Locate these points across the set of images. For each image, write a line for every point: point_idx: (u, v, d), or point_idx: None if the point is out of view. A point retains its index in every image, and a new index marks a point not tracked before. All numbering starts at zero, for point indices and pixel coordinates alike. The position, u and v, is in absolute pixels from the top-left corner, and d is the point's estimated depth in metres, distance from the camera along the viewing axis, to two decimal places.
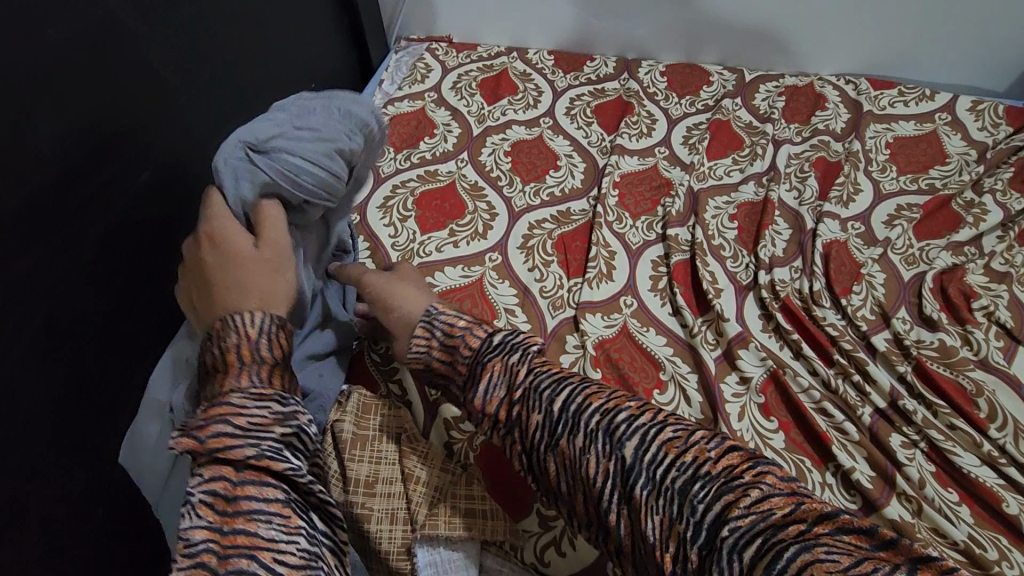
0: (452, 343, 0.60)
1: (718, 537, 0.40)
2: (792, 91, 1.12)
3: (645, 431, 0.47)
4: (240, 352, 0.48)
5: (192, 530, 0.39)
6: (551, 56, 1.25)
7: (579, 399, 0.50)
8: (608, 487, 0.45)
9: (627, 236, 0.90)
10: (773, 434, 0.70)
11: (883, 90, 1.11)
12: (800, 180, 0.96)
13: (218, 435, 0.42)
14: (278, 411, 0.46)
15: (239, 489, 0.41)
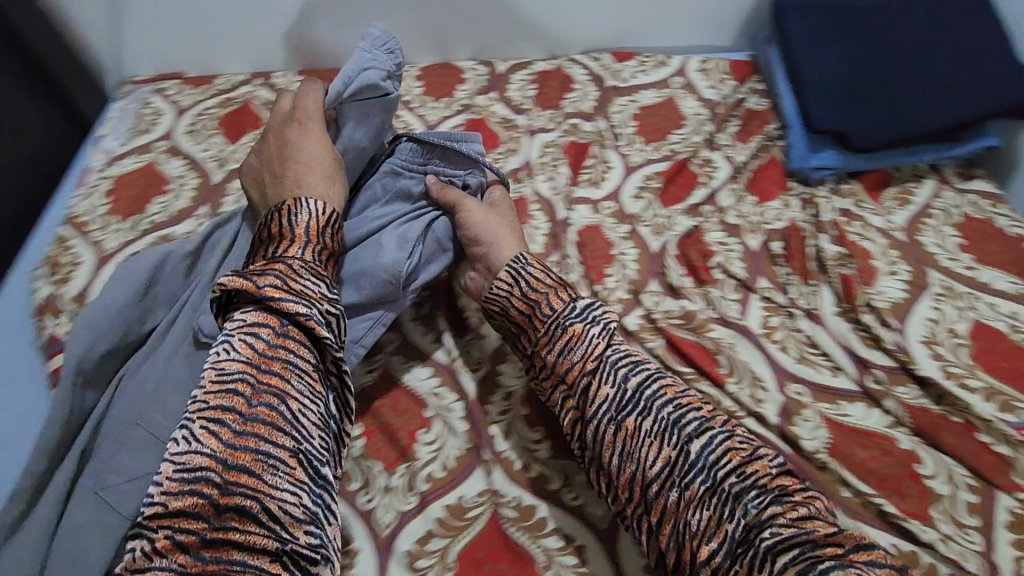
0: (532, 299, 0.68)
1: (760, 531, 0.50)
2: (542, 77, 1.13)
3: (714, 436, 0.56)
4: (308, 227, 0.62)
5: (230, 360, 0.51)
6: (300, 77, 1.16)
7: (660, 395, 0.60)
8: (663, 475, 0.56)
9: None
10: (538, 444, 0.68)
11: (625, 62, 1.14)
12: (553, 169, 0.97)
13: (276, 288, 0.55)
14: (319, 296, 0.57)
15: (277, 344, 0.53)
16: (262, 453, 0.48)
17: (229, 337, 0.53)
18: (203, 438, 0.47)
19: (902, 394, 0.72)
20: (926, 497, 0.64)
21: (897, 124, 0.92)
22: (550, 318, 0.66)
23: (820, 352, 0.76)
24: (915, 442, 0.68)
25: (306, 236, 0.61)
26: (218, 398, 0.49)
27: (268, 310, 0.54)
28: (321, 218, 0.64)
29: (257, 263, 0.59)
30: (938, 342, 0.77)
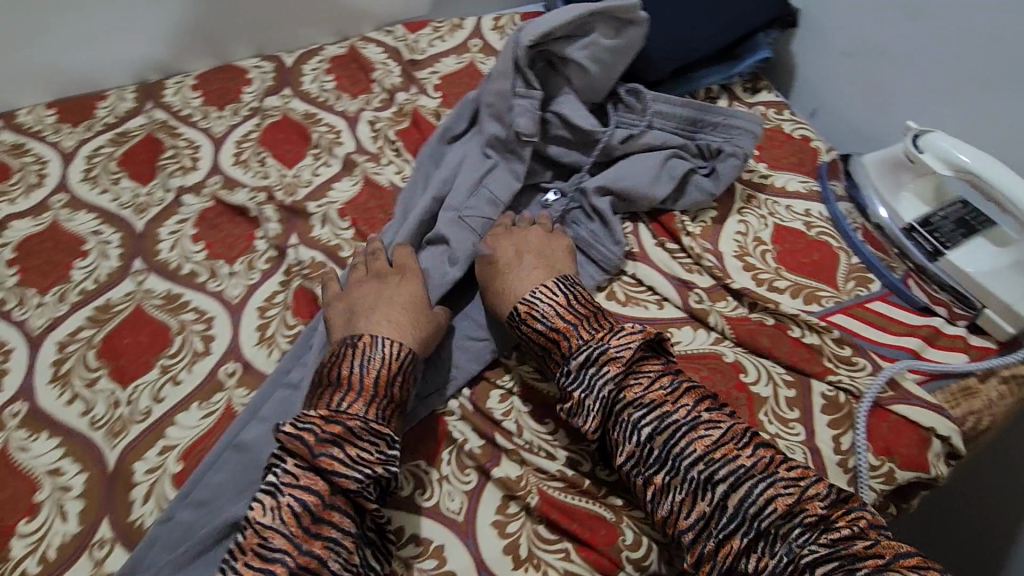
0: (560, 328, 0.64)
1: (800, 557, 0.50)
2: (337, 62, 1.06)
3: (751, 484, 0.54)
4: (354, 376, 0.58)
5: (274, 533, 0.50)
6: (52, 109, 1.00)
7: (688, 451, 0.56)
8: (698, 526, 0.55)
9: (226, 292, 0.78)
10: None
11: (419, 30, 1.10)
12: (395, 153, 0.94)
13: (332, 459, 0.53)
14: (380, 460, 0.55)
15: (323, 516, 0.52)
16: (333, 540, 0.52)
17: (277, 494, 0.52)
18: (286, 546, 0.50)
19: (724, 308, 0.75)
20: (753, 404, 0.68)
21: (683, 52, 0.93)
22: (564, 364, 0.63)
23: (645, 289, 0.78)
24: (738, 353, 0.71)
25: (371, 389, 0.58)
26: (257, 558, 0.50)
27: (317, 474, 0.53)
28: (391, 367, 0.60)
29: (317, 415, 0.56)
30: (748, 254, 0.82)
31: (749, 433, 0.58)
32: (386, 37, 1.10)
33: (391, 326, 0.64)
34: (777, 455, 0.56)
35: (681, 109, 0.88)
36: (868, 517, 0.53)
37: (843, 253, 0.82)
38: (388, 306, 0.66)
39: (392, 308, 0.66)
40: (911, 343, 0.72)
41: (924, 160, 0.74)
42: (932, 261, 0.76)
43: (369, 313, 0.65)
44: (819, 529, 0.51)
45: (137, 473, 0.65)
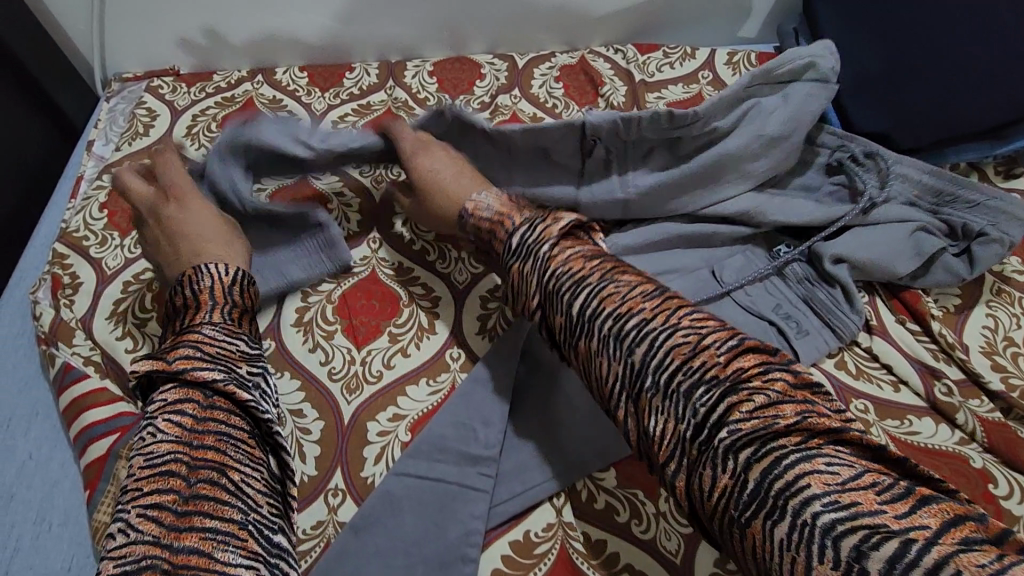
0: (498, 218, 0.69)
1: (710, 421, 0.46)
2: (566, 71, 1.09)
3: (655, 336, 0.51)
4: (210, 294, 0.66)
5: (159, 443, 0.51)
6: (304, 72, 1.08)
7: (599, 310, 0.55)
8: (616, 389, 0.53)
9: (453, 275, 0.80)
10: (603, 474, 0.65)
11: (650, 53, 1.10)
12: None
13: (188, 360, 0.57)
14: (240, 355, 0.62)
15: (204, 417, 0.53)
16: (222, 433, 0.53)
17: (151, 420, 0.53)
18: (159, 483, 0.48)
19: (977, 407, 0.69)
20: (1005, 520, 0.62)
21: (945, 126, 0.88)
22: (507, 242, 0.66)
23: (880, 366, 0.74)
24: (987, 460, 0.66)
25: (213, 300, 0.65)
26: (145, 465, 0.49)
27: (187, 385, 0.55)
28: (221, 280, 0.68)
29: (169, 339, 0.61)
30: (998, 353, 0.75)
31: (659, 291, 0.56)
32: (615, 54, 1.11)
33: (229, 255, 0.72)
34: (683, 309, 0.53)
35: (926, 178, 0.81)
36: (784, 377, 0.47)
37: None
38: (223, 244, 0.72)
39: (226, 247, 0.72)
40: None
41: None
42: None
43: (202, 244, 0.72)
44: (724, 390, 0.47)
45: (369, 434, 0.68)
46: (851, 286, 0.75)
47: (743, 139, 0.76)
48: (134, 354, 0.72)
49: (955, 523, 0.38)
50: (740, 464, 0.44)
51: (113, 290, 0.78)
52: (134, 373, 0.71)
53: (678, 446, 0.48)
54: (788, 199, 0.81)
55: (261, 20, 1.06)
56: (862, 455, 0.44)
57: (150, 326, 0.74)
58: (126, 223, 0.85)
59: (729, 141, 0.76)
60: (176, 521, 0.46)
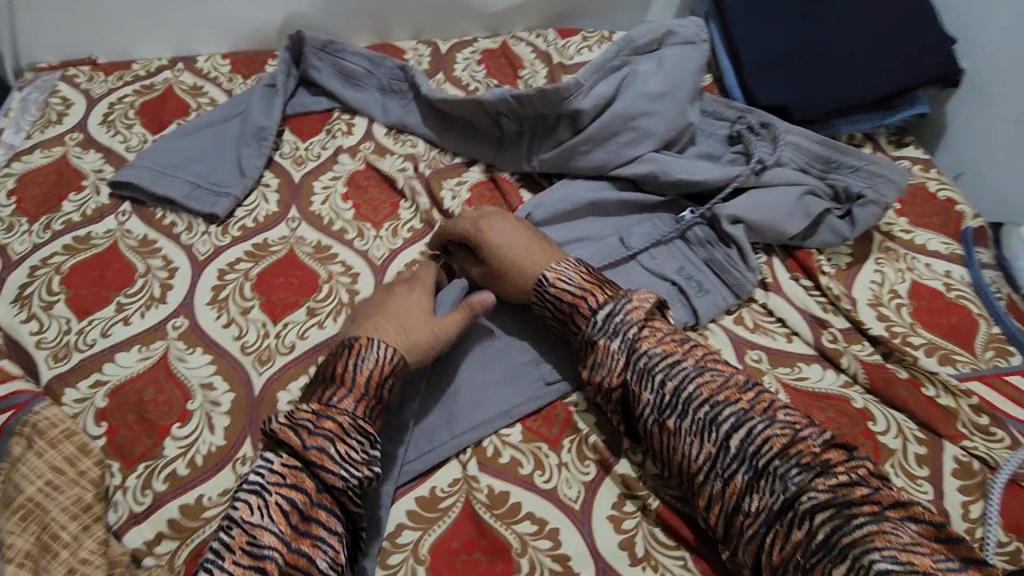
0: (582, 291, 0.66)
1: (798, 501, 0.52)
2: (488, 55, 1.11)
3: (752, 425, 0.57)
4: (356, 375, 0.59)
5: (264, 530, 0.51)
6: (227, 60, 1.09)
7: (695, 394, 0.59)
8: (706, 465, 0.57)
9: (371, 252, 0.83)
10: (508, 429, 0.67)
11: (569, 37, 1.14)
12: None
13: (321, 454, 0.54)
14: (364, 459, 0.56)
15: (310, 515, 0.53)
16: (321, 539, 0.53)
17: (262, 493, 0.52)
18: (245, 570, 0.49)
19: (857, 351, 0.74)
20: (881, 453, 0.67)
21: (837, 92, 0.93)
22: (589, 315, 0.65)
23: (774, 320, 0.78)
24: (867, 401, 0.71)
25: (363, 388, 0.59)
26: (245, 555, 0.49)
27: (301, 486, 0.54)
28: (385, 367, 0.61)
29: (310, 406, 0.57)
30: (883, 305, 0.80)
31: (751, 382, 0.61)
32: (536, 38, 1.14)
33: (397, 332, 0.64)
34: (776, 403, 0.59)
35: (815, 146, 0.87)
36: (866, 465, 0.54)
37: (982, 321, 0.79)
38: (382, 313, 0.66)
39: (384, 315, 0.66)
40: None
41: None
42: None
43: (363, 319, 0.66)
44: (816, 472, 0.53)
45: (280, 403, 0.68)
46: (746, 248, 0.80)
47: (631, 99, 0.85)
48: (39, 336, 0.72)
49: None
50: (815, 524, 0.51)
51: (19, 275, 0.77)
52: (39, 355, 0.71)
53: (766, 518, 0.54)
54: (686, 161, 0.85)
55: (181, 9, 1.06)
56: (926, 533, 0.50)
57: (57, 309, 0.74)
58: (35, 209, 0.84)
59: (614, 105, 0.86)
60: None
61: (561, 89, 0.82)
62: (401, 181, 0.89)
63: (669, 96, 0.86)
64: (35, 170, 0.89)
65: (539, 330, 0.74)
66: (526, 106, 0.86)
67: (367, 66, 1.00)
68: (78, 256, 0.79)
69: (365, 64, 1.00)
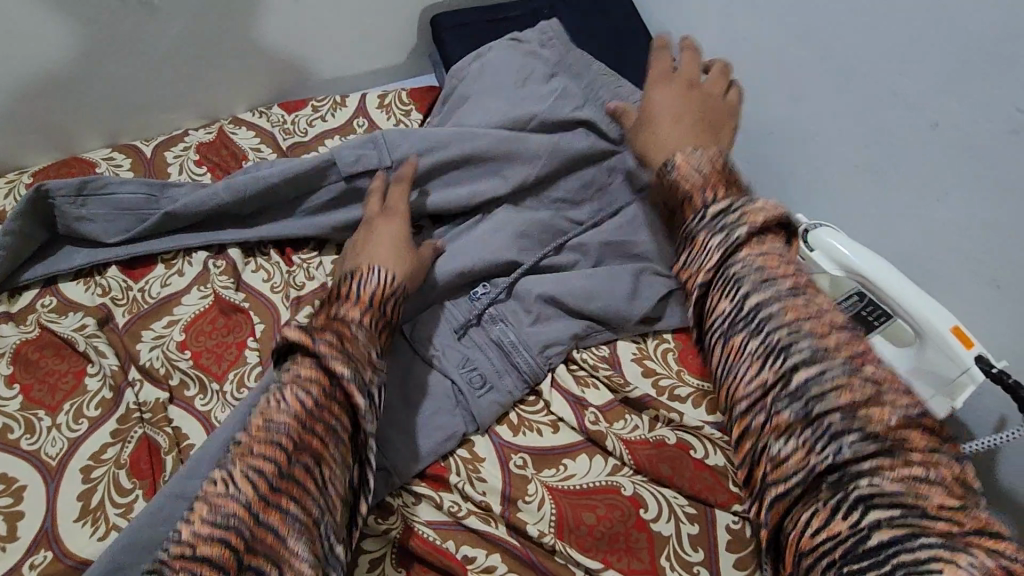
0: (708, 183, 0.52)
1: (844, 472, 0.38)
2: (205, 147, 0.96)
3: (828, 371, 0.41)
4: (370, 295, 0.60)
5: (279, 412, 0.47)
6: None
7: (789, 325, 0.43)
8: (756, 394, 0.42)
9: (44, 452, 0.65)
10: None
11: (298, 111, 1.02)
12: (266, 259, 0.84)
13: (326, 343, 0.51)
14: (369, 358, 0.54)
15: (324, 404, 0.49)
16: (291, 514, 0.44)
17: (279, 385, 0.50)
18: (242, 485, 0.44)
19: (621, 429, 0.70)
20: (654, 545, 0.63)
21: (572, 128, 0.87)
22: (700, 208, 0.50)
23: (540, 408, 0.71)
24: (637, 484, 0.66)
25: (369, 302, 0.59)
26: (247, 461, 0.45)
27: (319, 381, 0.50)
28: (387, 288, 0.62)
29: (320, 318, 0.56)
30: (648, 357, 0.76)
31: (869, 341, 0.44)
32: (261, 119, 1.01)
33: (390, 259, 0.67)
34: (893, 369, 0.43)
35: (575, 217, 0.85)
36: (950, 467, 0.39)
37: None
38: (378, 247, 0.69)
39: (382, 248, 0.69)
40: None
41: (815, 258, 0.70)
42: None
43: (361, 253, 0.68)
44: (883, 451, 0.38)
45: None
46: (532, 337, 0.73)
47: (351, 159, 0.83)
48: None
49: None
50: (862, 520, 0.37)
51: None
52: None
53: (802, 480, 0.40)
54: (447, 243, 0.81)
55: None
56: None
57: None
58: None
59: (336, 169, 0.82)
60: (246, 550, 0.42)
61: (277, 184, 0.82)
62: (84, 342, 0.73)
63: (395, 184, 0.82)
64: None
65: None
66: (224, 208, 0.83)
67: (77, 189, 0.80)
68: None
69: (76, 189, 0.80)
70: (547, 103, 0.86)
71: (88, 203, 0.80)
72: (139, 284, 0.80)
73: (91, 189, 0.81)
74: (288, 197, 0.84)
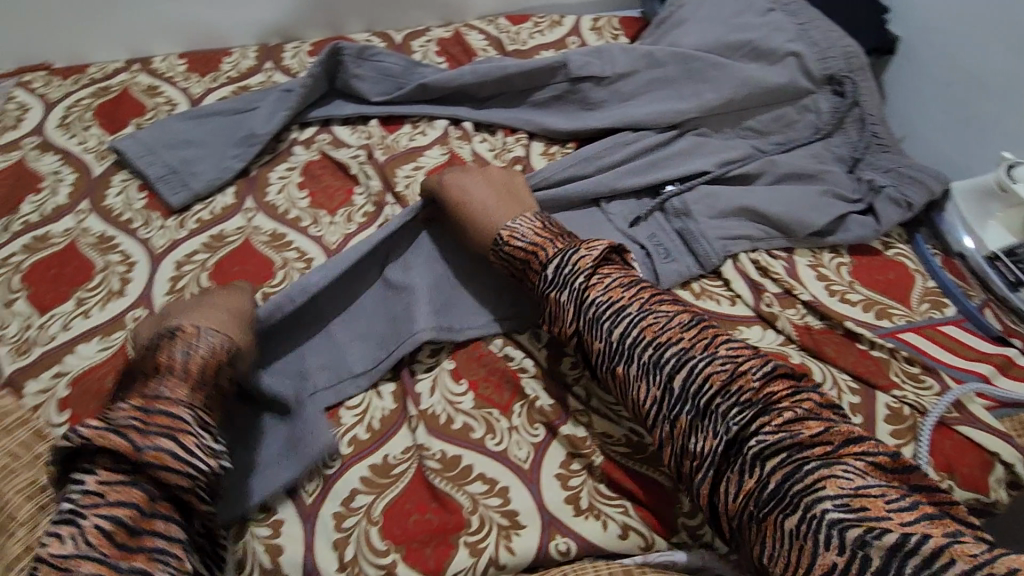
0: (537, 243, 0.70)
1: (745, 441, 0.54)
2: (443, 44, 1.13)
3: (694, 365, 0.58)
4: (184, 364, 0.57)
5: (80, 563, 0.45)
6: (182, 59, 1.09)
7: (639, 338, 0.61)
8: (655, 411, 0.60)
9: (326, 238, 0.85)
10: (462, 396, 0.70)
11: (521, 24, 1.15)
12: (490, 133, 0.99)
13: (158, 453, 0.51)
14: (211, 451, 0.55)
15: (152, 514, 0.50)
16: (157, 552, 0.48)
17: (79, 523, 0.47)
18: (95, 542, 0.47)
19: (793, 314, 0.78)
20: None
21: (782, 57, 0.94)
22: (542, 272, 0.68)
23: (721, 284, 0.82)
24: (804, 356, 0.73)
25: (195, 375, 0.57)
26: (100, 504, 0.48)
27: (141, 472, 0.51)
28: (218, 355, 0.59)
29: (134, 404, 0.54)
30: (822, 264, 0.84)
31: (697, 321, 0.62)
32: (488, 26, 1.15)
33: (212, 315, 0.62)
34: (719, 338, 0.60)
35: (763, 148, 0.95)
36: (812, 398, 0.55)
37: (919, 276, 0.83)
38: (208, 307, 0.64)
39: (214, 309, 0.64)
40: (982, 369, 0.73)
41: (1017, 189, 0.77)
42: (1013, 291, 0.77)
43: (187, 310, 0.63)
44: (758, 410, 0.54)
45: None
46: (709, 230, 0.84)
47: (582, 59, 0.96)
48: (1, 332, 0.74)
49: (946, 526, 0.45)
50: (766, 470, 0.52)
51: None
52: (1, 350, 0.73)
53: (713, 458, 0.56)
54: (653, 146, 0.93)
55: (135, 11, 1.08)
56: (880, 462, 0.51)
57: (18, 307, 0.76)
58: None
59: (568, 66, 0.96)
60: (133, 538, 0.48)
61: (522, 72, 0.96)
62: (356, 168, 0.92)
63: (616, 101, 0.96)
64: None
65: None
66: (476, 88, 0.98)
67: (358, 54, 0.98)
68: (37, 255, 0.81)
69: (357, 54, 0.98)
70: (761, 32, 0.94)
71: (364, 64, 0.99)
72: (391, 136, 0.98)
73: (368, 54, 0.98)
74: (515, 89, 0.99)
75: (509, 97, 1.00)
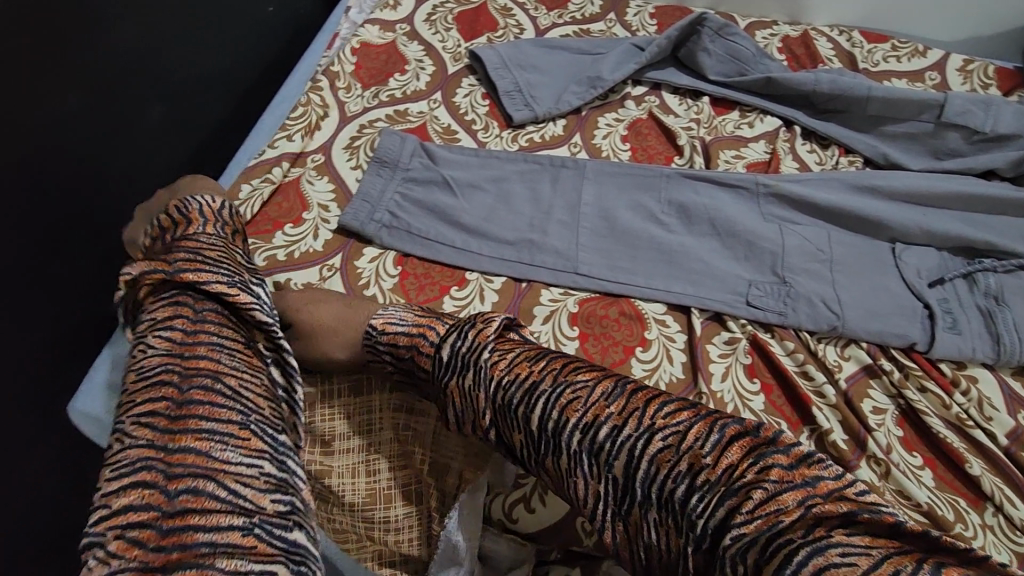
0: (420, 329, 0.64)
1: (716, 534, 0.45)
2: (787, 42, 1.08)
3: (633, 446, 0.51)
4: (204, 212, 0.70)
5: (152, 357, 0.57)
6: None
7: (559, 422, 0.54)
8: (599, 504, 0.52)
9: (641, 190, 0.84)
10: (753, 396, 0.70)
11: (878, 43, 1.07)
12: (821, 144, 0.94)
13: (187, 264, 0.63)
14: (238, 263, 0.68)
15: (195, 331, 0.59)
16: (190, 400, 0.54)
17: (145, 338, 0.59)
18: (156, 387, 0.54)
19: None
20: None
21: None
22: (437, 356, 0.61)
23: None
24: None
25: (213, 219, 0.70)
26: (158, 329, 0.59)
27: (180, 295, 0.61)
28: (217, 207, 0.72)
29: (165, 247, 0.67)
30: None
31: (620, 388, 0.55)
32: (839, 36, 1.09)
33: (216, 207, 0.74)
34: (651, 404, 0.53)
35: None
36: (777, 465, 0.46)
37: None
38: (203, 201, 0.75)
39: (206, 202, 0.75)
40: None
41: None
42: None
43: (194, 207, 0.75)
44: (710, 488, 0.47)
45: (542, 298, 0.77)
46: None
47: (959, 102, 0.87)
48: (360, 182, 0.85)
49: None
50: (743, 563, 0.43)
51: (350, 128, 0.91)
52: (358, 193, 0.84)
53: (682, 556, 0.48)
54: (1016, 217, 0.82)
55: None
56: (879, 545, 0.42)
57: None
58: (367, 78, 0.98)
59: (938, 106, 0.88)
60: (174, 420, 0.52)
61: (888, 97, 0.89)
62: (684, 139, 0.92)
63: (983, 156, 0.87)
64: (371, 47, 1.02)
65: (770, 273, 0.77)
66: (826, 99, 0.93)
67: (716, 30, 0.97)
68: (397, 126, 0.92)
69: (716, 30, 0.97)
70: None
71: (718, 41, 0.97)
72: (717, 118, 0.97)
73: (726, 32, 0.97)
74: (868, 113, 0.92)
75: (857, 118, 0.93)
